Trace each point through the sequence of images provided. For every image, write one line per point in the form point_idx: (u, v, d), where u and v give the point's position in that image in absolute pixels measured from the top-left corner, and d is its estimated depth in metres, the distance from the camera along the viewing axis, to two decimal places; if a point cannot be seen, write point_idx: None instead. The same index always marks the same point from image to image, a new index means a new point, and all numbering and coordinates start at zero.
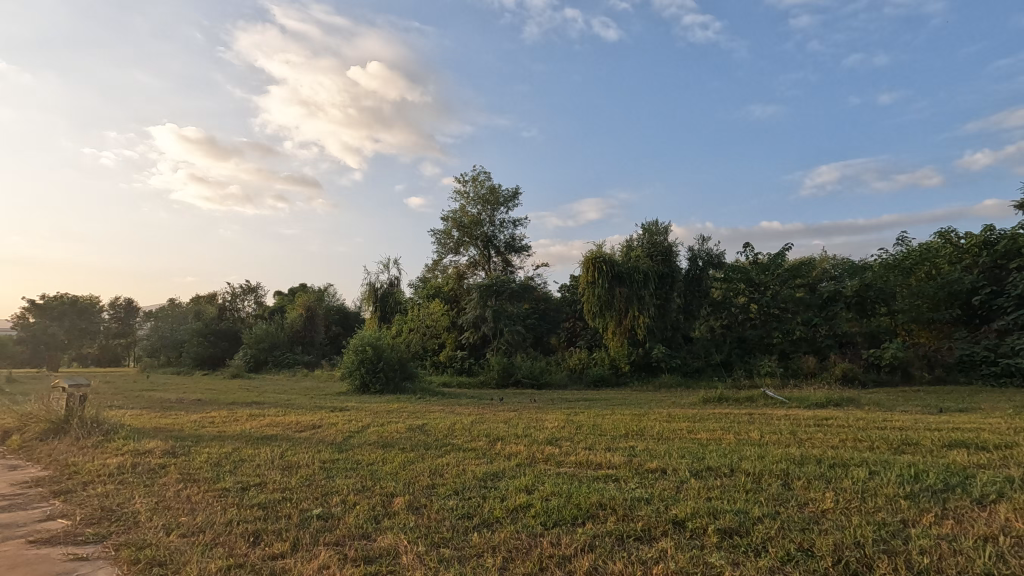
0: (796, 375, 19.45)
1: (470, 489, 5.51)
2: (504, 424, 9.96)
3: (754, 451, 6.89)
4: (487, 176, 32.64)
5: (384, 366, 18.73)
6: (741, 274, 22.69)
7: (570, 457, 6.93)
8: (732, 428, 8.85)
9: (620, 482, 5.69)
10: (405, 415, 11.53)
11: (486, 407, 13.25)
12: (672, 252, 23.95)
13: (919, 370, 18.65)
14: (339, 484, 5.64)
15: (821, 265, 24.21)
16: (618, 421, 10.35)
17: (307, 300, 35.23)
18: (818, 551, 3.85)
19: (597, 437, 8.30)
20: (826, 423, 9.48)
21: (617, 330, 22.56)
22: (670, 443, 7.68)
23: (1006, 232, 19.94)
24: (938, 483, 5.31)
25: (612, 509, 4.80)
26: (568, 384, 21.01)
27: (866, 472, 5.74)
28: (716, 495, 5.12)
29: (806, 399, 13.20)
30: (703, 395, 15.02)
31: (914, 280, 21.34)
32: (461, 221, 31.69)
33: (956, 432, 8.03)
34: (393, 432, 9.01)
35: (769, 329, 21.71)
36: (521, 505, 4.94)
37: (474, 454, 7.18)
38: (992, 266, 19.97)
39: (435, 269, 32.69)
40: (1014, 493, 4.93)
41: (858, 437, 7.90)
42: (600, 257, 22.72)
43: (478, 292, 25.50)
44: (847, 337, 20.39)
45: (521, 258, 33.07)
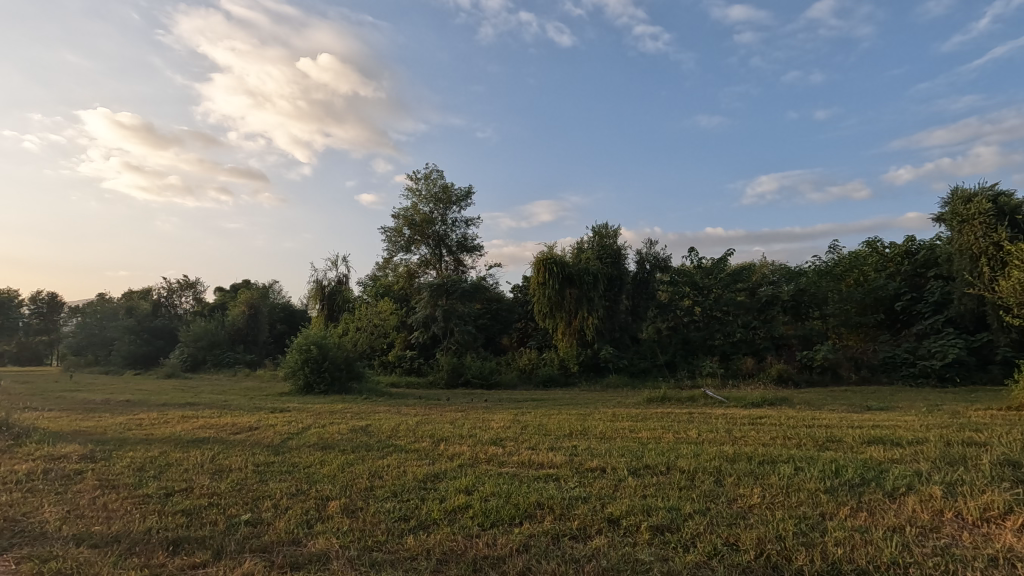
0: (734, 375, 20.27)
1: (409, 490, 5.43)
2: (450, 425, 9.92)
3: (690, 449, 7.12)
4: (440, 174, 32.37)
5: (329, 366, 18.27)
6: (686, 278, 23.36)
7: (512, 457, 6.95)
8: (672, 428, 9.08)
9: (560, 481, 5.76)
10: (349, 416, 11.22)
11: (433, 408, 13.10)
12: (621, 255, 24.44)
13: (846, 370, 19.78)
14: (272, 488, 5.44)
15: (761, 270, 25.31)
16: (563, 420, 10.47)
17: (250, 297, 33.86)
18: (742, 545, 4.01)
19: (541, 437, 8.34)
20: (760, 421, 9.93)
21: (567, 331, 22.82)
22: (611, 441, 7.81)
23: (926, 243, 21.79)
24: (855, 477, 5.64)
25: (549, 508, 4.85)
26: (518, 384, 21.12)
27: (792, 469, 6.03)
28: (650, 492, 5.27)
29: (743, 399, 13.72)
30: (648, 394, 15.40)
31: (845, 286, 22.68)
32: (412, 219, 31.29)
33: (875, 429, 8.55)
34: (335, 433, 8.80)
35: (711, 331, 22.47)
36: (459, 506, 4.91)
37: (417, 455, 7.09)
38: (913, 274, 21.71)
39: (385, 267, 32.16)
40: (921, 486, 5.29)
41: (787, 435, 8.28)
42: (551, 258, 22.94)
43: (427, 292, 25.12)
44: (783, 339, 21.46)
45: (473, 258, 33.03)
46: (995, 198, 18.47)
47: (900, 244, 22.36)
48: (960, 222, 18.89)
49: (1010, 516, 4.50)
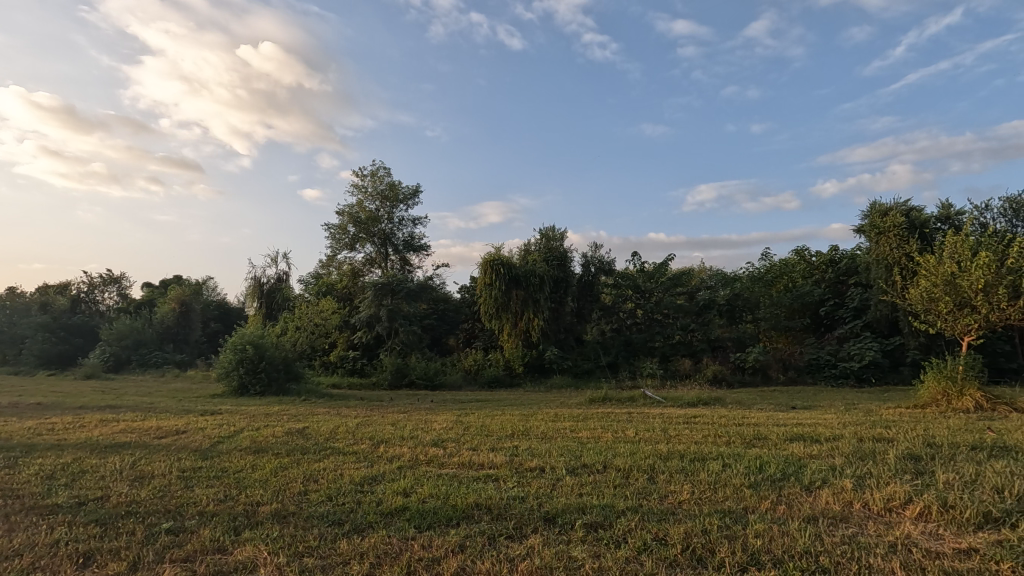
0: (673, 376, 21.00)
1: (344, 494, 5.32)
2: (391, 426, 9.79)
3: (627, 447, 7.36)
4: (387, 171, 31.81)
5: (266, 367, 17.61)
6: (630, 282, 23.93)
7: (452, 457, 6.95)
8: (611, 427, 9.31)
9: (499, 481, 5.80)
10: (286, 418, 10.85)
11: (375, 409, 12.89)
12: (567, 257, 24.81)
13: (775, 372, 20.88)
14: (198, 494, 5.20)
15: (699, 275, 26.39)
16: (506, 421, 10.59)
17: (182, 294, 32.20)
18: (670, 539, 4.18)
19: (483, 438, 8.35)
20: (694, 420, 10.41)
21: (513, 332, 22.97)
22: (551, 441, 7.94)
23: (847, 253, 23.50)
24: (776, 472, 5.99)
25: (487, 508, 4.88)
26: (463, 385, 21.08)
27: (720, 465, 6.33)
28: (586, 490, 5.39)
29: (680, 399, 14.20)
30: (590, 395, 15.75)
31: (775, 291, 23.98)
32: (357, 217, 30.62)
33: (798, 427, 9.10)
34: (269, 436, 8.48)
35: (652, 333, 23.20)
36: (396, 508, 4.86)
37: (355, 458, 6.95)
38: (836, 281, 23.28)
39: (329, 264, 31.32)
40: (835, 480, 5.68)
41: (719, 433, 8.67)
42: (498, 259, 23.02)
43: (372, 291, 24.65)
44: (719, 342, 22.51)
45: (420, 257, 32.70)
46: (908, 212, 20.06)
47: (826, 253, 24.04)
48: (877, 234, 20.38)
49: (908, 505, 4.91)
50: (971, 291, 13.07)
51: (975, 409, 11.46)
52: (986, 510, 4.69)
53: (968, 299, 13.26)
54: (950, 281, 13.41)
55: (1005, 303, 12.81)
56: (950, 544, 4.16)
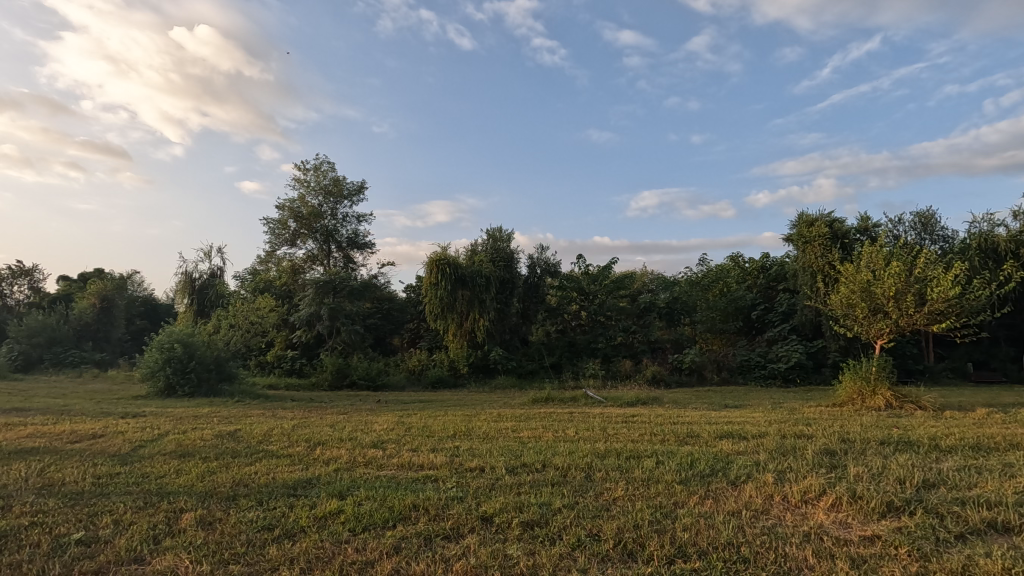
0: (614, 376, 21.53)
1: (276, 498, 5.14)
2: (329, 428, 9.53)
3: (566, 447, 7.49)
4: (331, 166, 30.95)
5: (195, 366, 16.76)
6: (574, 284, 24.15)
7: (391, 459, 6.85)
8: (552, 427, 9.45)
9: (438, 482, 5.77)
10: (215, 420, 10.35)
11: (312, 411, 12.53)
12: (513, 258, 24.97)
13: (710, 372, 21.79)
14: (115, 501, 4.89)
15: (641, 278, 27.27)
16: (449, 421, 10.58)
17: (103, 289, 30.00)
18: (603, 535, 4.30)
19: (424, 438, 8.29)
20: (633, 418, 10.76)
21: (458, 332, 22.87)
22: (493, 442, 7.97)
23: (777, 260, 24.96)
24: (706, 468, 6.27)
25: (424, 509, 4.85)
26: (406, 385, 20.75)
27: (654, 462, 6.56)
28: (524, 489, 5.46)
29: (619, 399, 14.61)
30: (534, 395, 15.93)
31: (711, 295, 25.10)
32: (298, 211, 29.63)
33: (728, 425, 9.57)
34: (197, 440, 8.07)
35: (595, 334, 23.66)
36: (330, 511, 4.75)
37: (289, 461, 6.73)
38: (767, 286, 24.71)
39: (267, 260, 30.15)
40: (759, 474, 6.01)
41: (654, 432, 8.97)
42: (444, 259, 22.90)
43: (313, 289, 23.95)
44: (658, 343, 23.33)
45: (364, 255, 31.98)
46: (831, 223, 21.47)
47: (757, 260, 25.54)
48: (804, 243, 21.72)
49: (822, 497, 5.26)
50: (884, 297, 14.15)
51: (886, 407, 12.41)
52: (889, 499, 5.09)
53: (881, 305, 14.33)
54: (866, 288, 14.44)
55: (913, 309, 13.93)
56: (857, 532, 4.49)
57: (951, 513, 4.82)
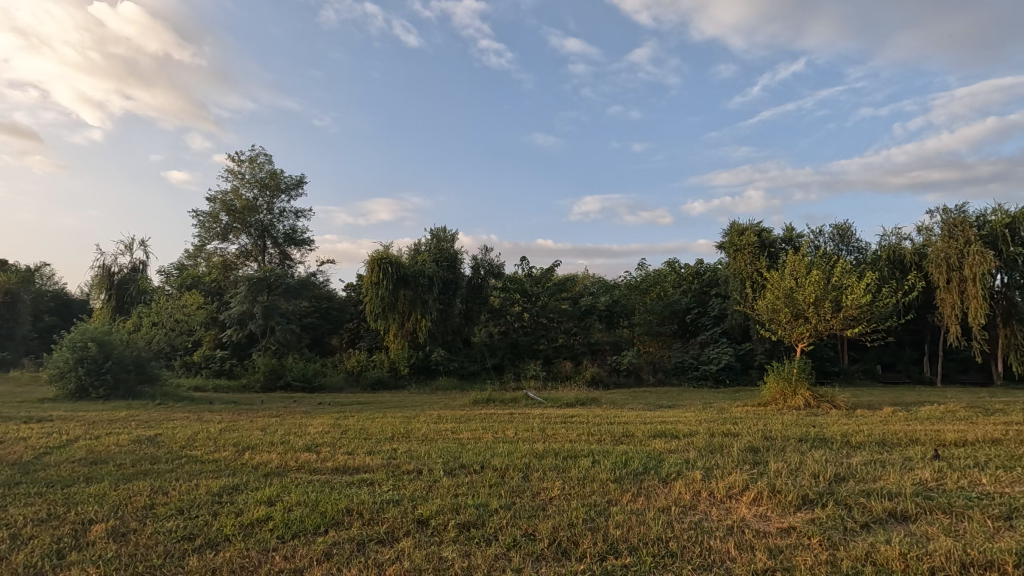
0: (555, 377, 21.84)
1: (198, 506, 4.87)
2: (260, 431, 9.16)
3: (504, 447, 7.55)
4: (267, 159, 29.70)
5: (112, 367, 15.64)
6: (517, 286, 24.41)
7: (326, 462, 6.66)
8: (491, 428, 9.49)
9: (374, 485, 5.66)
10: (133, 425, 9.67)
11: (241, 414, 11.98)
12: (457, 259, 24.89)
13: (647, 373, 22.48)
14: (14, 514, 4.49)
15: (582, 282, 27.85)
16: (388, 423, 10.40)
17: (6, 282, 27.30)
18: (538, 534, 4.36)
19: (360, 441, 8.11)
20: (571, 419, 10.99)
21: (399, 332, 22.53)
22: (431, 443, 7.89)
23: (710, 266, 26.17)
24: (639, 466, 6.48)
25: (358, 514, 4.74)
26: (344, 386, 20.14)
27: (590, 462, 6.72)
28: (462, 491, 5.45)
29: (559, 399, 14.89)
30: (476, 396, 15.94)
31: (649, 299, 25.98)
32: (231, 205, 28.28)
33: (661, 424, 9.94)
34: (111, 446, 7.52)
35: (537, 336, 23.86)
36: (258, 518, 4.56)
37: (214, 466, 6.40)
38: (701, 292, 25.84)
39: (196, 255, 28.60)
40: (688, 471, 6.26)
41: (591, 432, 9.17)
42: (386, 257, 22.55)
43: (245, 286, 22.98)
44: (598, 345, 23.89)
45: (302, 252, 30.92)
46: (759, 232, 22.76)
47: (692, 266, 26.65)
48: (735, 251, 22.95)
49: (745, 491, 5.56)
50: (805, 303, 15.12)
51: (805, 406, 13.23)
52: (804, 493, 5.45)
53: (802, 311, 15.31)
54: (789, 295, 15.38)
55: (830, 315, 14.94)
56: (776, 524, 4.77)
57: (857, 505, 5.21)
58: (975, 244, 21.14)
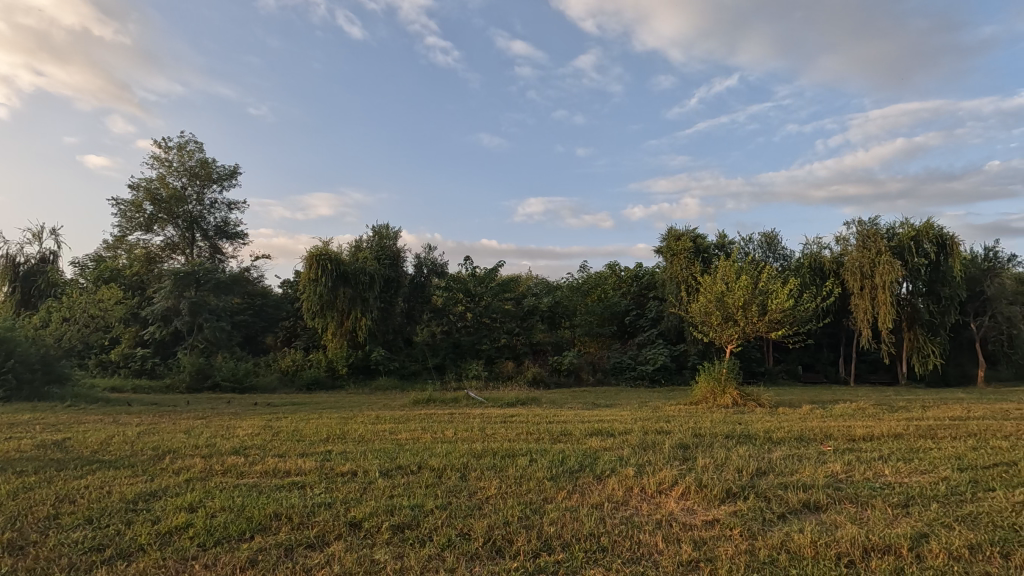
0: (496, 377, 21.87)
1: (110, 514, 4.55)
2: (183, 434, 8.67)
3: (443, 447, 7.50)
4: (198, 146, 28.14)
5: (15, 366, 14.34)
6: (460, 285, 24.27)
7: (254, 466, 6.39)
8: (430, 428, 9.41)
9: (306, 489, 5.48)
10: (37, 428, 8.88)
11: (164, 415, 11.31)
12: (400, 257, 24.50)
13: (587, 373, 22.87)
14: None
15: (526, 282, 28.10)
16: (323, 424, 10.10)
17: None
18: (473, 533, 4.36)
19: (293, 443, 7.83)
20: (511, 418, 11.06)
21: (337, 331, 21.97)
22: (367, 445, 7.73)
23: (649, 270, 27.13)
24: (575, 464, 6.61)
25: (287, 518, 4.58)
26: (277, 387, 19.31)
27: (527, 460, 6.79)
28: (397, 492, 5.38)
29: (500, 399, 14.95)
30: (416, 396, 15.74)
31: (590, 300, 26.54)
32: (157, 194, 26.60)
33: (598, 423, 10.17)
34: (10, 452, 6.90)
35: (479, 336, 23.81)
36: (177, 526, 4.31)
37: (130, 472, 5.99)
38: (639, 294, 26.73)
39: (117, 246, 26.75)
40: (621, 468, 6.45)
41: (530, 431, 9.23)
42: (325, 254, 21.90)
43: (170, 281, 21.80)
44: (540, 345, 24.16)
45: (234, 246, 29.53)
46: (694, 238, 23.79)
47: (632, 269, 27.51)
48: (672, 255, 23.92)
49: (674, 486, 5.79)
50: (734, 307, 15.92)
51: (733, 405, 13.91)
52: (728, 487, 5.74)
53: (731, 314, 16.10)
54: (720, 298, 16.15)
55: (756, 317, 15.75)
56: (701, 516, 5.01)
57: (775, 497, 5.54)
58: (885, 254, 22.94)
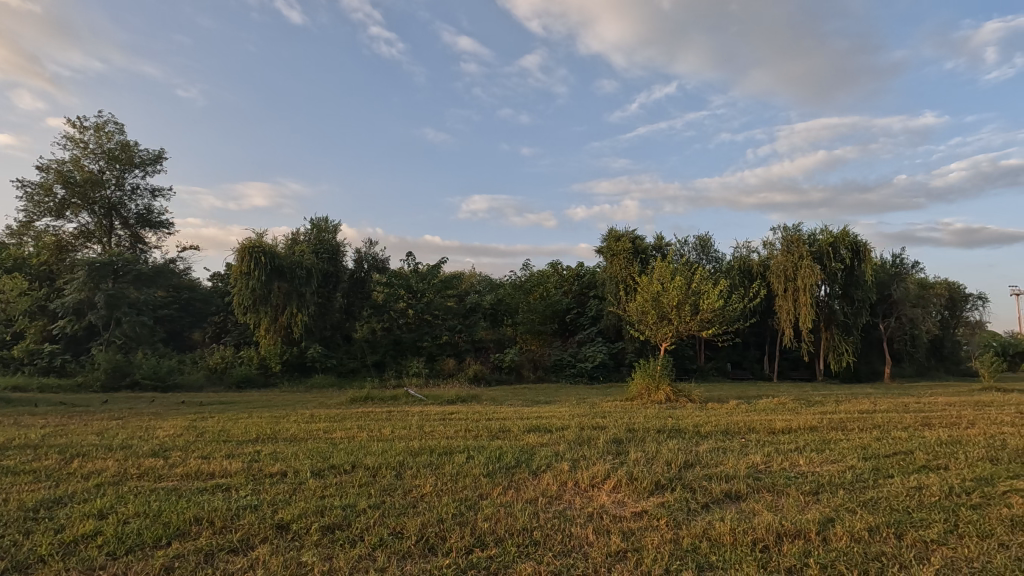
0: (437, 374, 21.63)
1: (5, 525, 4.19)
2: (96, 436, 8.08)
3: (378, 446, 7.38)
4: (118, 128, 26.21)
5: None
6: (402, 281, 23.86)
7: (175, 468, 6.04)
8: (366, 427, 9.22)
9: (231, 491, 5.25)
10: None
11: (75, 416, 10.50)
12: (339, 251, 23.96)
13: (528, 370, 23.00)
14: None
15: (468, 279, 28.06)
16: (252, 423, 9.70)
17: None
18: (406, 532, 4.32)
19: (219, 444, 7.44)
20: (450, 416, 11.00)
21: (271, 328, 21.11)
22: (299, 444, 7.48)
23: (590, 269, 27.92)
24: (511, 461, 6.67)
25: (209, 522, 4.37)
26: (204, 385, 18.32)
27: (463, 457, 6.78)
28: (329, 492, 5.24)
29: (440, 396, 14.86)
30: (353, 394, 15.28)
31: (532, 298, 26.79)
32: (70, 177, 24.52)
33: (536, 419, 10.29)
34: None
35: (421, 333, 23.47)
36: (85, 534, 4.03)
37: (31, 478, 5.51)
38: (580, 293, 27.40)
39: (22, 232, 24.54)
40: (557, 463, 6.56)
41: (468, 428, 9.24)
42: (259, 247, 20.93)
43: (84, 271, 20.17)
44: (482, 343, 24.15)
45: (158, 235, 27.76)
46: (634, 239, 24.55)
47: (573, 269, 28.14)
48: (611, 256, 24.61)
49: (607, 480, 5.96)
50: (669, 306, 16.53)
51: (666, 400, 14.44)
52: (656, 479, 5.97)
53: (666, 313, 16.71)
54: (656, 298, 16.75)
55: (689, 317, 16.39)
56: (630, 508, 5.19)
57: (700, 487, 5.82)
58: (806, 259, 24.50)
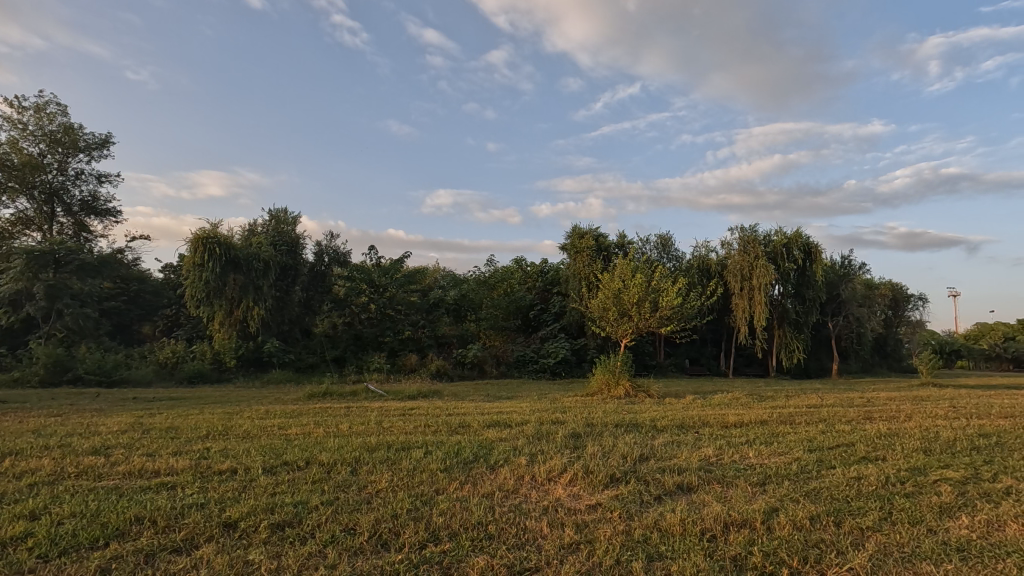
0: (398, 370, 21.36)
1: None
2: (33, 433, 7.69)
3: (335, 442, 7.25)
4: (60, 109, 24.89)
5: None
6: (364, 275, 23.49)
7: (117, 466, 5.79)
8: (322, 422, 9.02)
9: (177, 489, 5.07)
10: None
11: (10, 413, 9.96)
12: (299, 243, 23.51)
13: (490, 366, 22.98)
14: None
15: (432, 274, 27.85)
16: (202, 419, 9.40)
17: None
18: (358, 528, 4.27)
19: (165, 441, 7.17)
20: (410, 411, 10.92)
21: (225, 321, 20.46)
22: (252, 441, 7.27)
23: (553, 266, 28.29)
24: (469, 456, 6.66)
25: (151, 521, 4.20)
26: (153, 381, 17.56)
27: (421, 453, 6.72)
28: (281, 489, 5.12)
29: (401, 392, 14.75)
30: (310, 390, 14.92)
31: (495, 294, 26.83)
32: (7, 160, 23.10)
33: (496, 415, 10.32)
34: None
35: (382, 328, 23.03)
36: (15, 536, 3.82)
37: None
38: (544, 289, 27.72)
39: None
40: (515, 458, 6.59)
41: (428, 423, 9.19)
42: (213, 237, 20.20)
43: (21, 261, 19.05)
44: (445, 338, 23.63)
45: (104, 223, 26.51)
46: (597, 237, 24.90)
47: (537, 265, 28.44)
48: (575, 253, 24.88)
49: (563, 474, 6.02)
50: (629, 304, 16.82)
51: (625, 395, 14.73)
52: (612, 472, 6.07)
53: (626, 310, 17.00)
54: (616, 295, 17.04)
55: (648, 314, 16.68)
56: (585, 501, 5.27)
57: (653, 480, 5.95)
58: (761, 258, 25.31)
